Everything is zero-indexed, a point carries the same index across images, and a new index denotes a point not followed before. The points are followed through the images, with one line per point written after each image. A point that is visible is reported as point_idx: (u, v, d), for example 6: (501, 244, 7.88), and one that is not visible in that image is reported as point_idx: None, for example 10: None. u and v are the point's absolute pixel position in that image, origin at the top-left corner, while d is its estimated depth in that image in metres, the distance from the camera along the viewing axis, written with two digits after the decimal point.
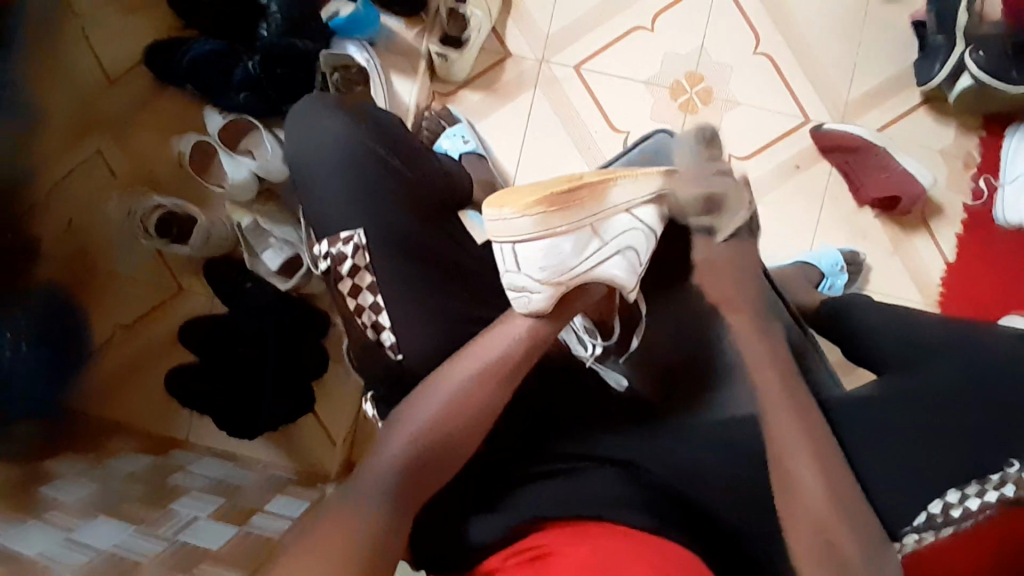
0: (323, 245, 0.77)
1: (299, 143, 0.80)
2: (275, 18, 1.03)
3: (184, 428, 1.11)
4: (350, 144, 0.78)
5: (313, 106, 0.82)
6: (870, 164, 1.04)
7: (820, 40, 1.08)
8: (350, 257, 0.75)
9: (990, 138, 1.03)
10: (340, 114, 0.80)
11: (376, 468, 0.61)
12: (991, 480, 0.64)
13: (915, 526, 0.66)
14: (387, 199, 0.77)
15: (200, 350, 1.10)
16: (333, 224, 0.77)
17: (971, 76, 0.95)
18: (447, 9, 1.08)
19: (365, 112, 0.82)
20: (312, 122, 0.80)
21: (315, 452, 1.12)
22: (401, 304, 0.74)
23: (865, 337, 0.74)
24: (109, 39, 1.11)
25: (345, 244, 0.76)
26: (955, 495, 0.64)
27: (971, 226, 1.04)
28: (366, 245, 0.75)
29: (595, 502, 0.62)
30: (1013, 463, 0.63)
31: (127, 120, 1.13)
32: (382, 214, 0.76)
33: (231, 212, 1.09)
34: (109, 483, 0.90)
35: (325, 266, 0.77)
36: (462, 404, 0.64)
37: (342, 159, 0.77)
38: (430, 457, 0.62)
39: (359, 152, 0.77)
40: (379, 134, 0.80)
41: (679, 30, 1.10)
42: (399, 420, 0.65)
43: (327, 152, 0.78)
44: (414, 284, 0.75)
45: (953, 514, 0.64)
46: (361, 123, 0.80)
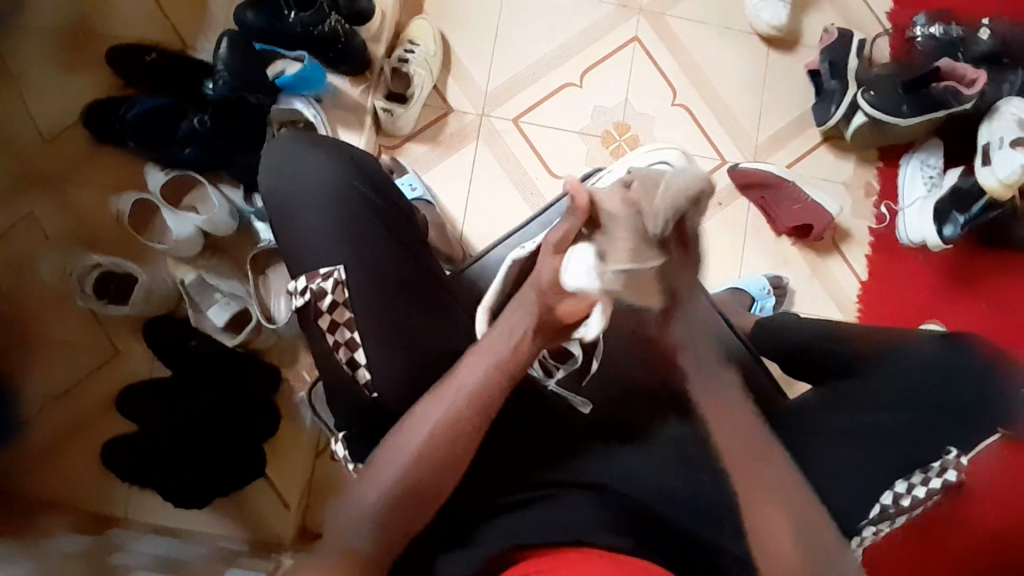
0: (300, 282, 0.76)
1: (277, 173, 0.79)
2: (222, 76, 1.02)
3: (121, 503, 1.03)
4: (337, 184, 0.78)
5: (291, 147, 0.81)
6: (782, 196, 1.15)
7: (730, 90, 1.20)
8: (331, 293, 0.74)
9: (884, 168, 1.18)
10: (323, 155, 0.79)
11: (354, 510, 0.62)
12: (933, 469, 0.72)
13: (872, 519, 0.71)
14: (375, 240, 0.77)
15: (138, 419, 1.04)
16: (313, 260, 0.76)
17: (864, 113, 1.10)
18: (391, 68, 1.14)
19: (346, 151, 0.82)
20: (295, 163, 0.79)
21: (267, 518, 1.07)
22: (381, 340, 0.75)
23: (805, 349, 0.81)
24: (46, 97, 1.08)
25: (324, 279, 0.75)
26: (904, 484, 0.71)
27: (877, 248, 1.17)
28: (347, 281, 0.75)
29: (581, 528, 0.65)
30: (951, 450, 0.71)
31: (58, 177, 1.08)
32: (367, 256, 0.76)
33: (173, 269, 1.06)
34: (46, 564, 0.82)
35: (302, 303, 0.75)
36: (455, 433, 0.65)
37: (320, 188, 0.78)
38: (414, 497, 0.63)
39: (344, 193, 0.78)
40: (361, 174, 0.80)
41: (605, 84, 1.20)
42: (376, 460, 0.65)
43: (305, 184, 0.78)
44: (390, 318, 0.75)
45: (903, 503, 0.71)
46: (344, 164, 0.80)
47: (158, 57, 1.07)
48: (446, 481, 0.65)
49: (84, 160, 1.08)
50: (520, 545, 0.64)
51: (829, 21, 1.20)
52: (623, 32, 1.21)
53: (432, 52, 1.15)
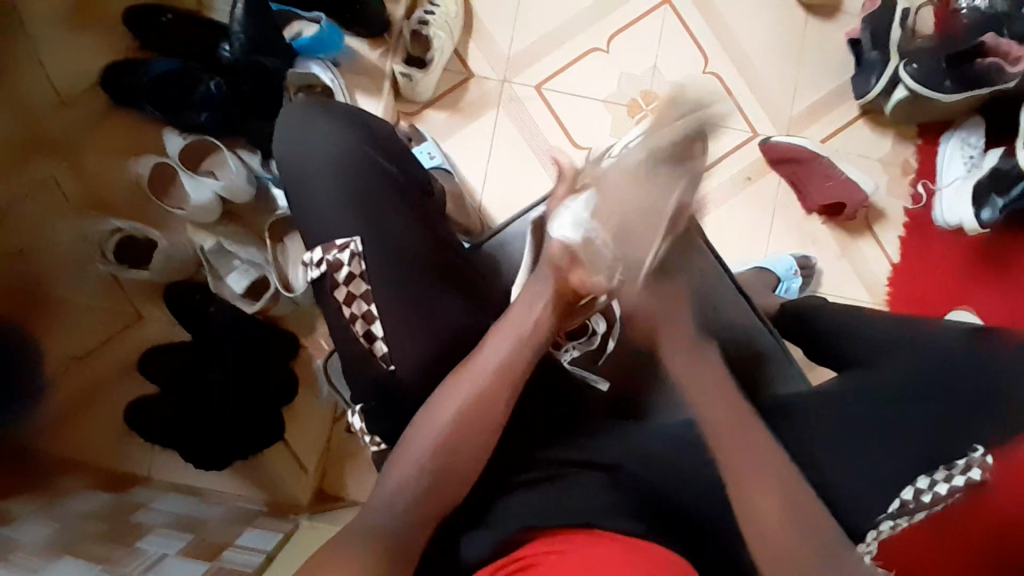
0: (315, 253, 0.72)
1: (290, 148, 0.76)
2: (238, 38, 0.99)
3: (144, 461, 1.06)
4: (352, 154, 0.75)
5: (306, 116, 0.77)
6: (816, 172, 1.11)
7: (764, 59, 1.15)
8: (346, 265, 0.71)
9: (924, 146, 1.12)
10: (338, 125, 0.76)
11: (387, 495, 0.63)
12: (956, 466, 0.68)
13: (889, 513, 0.68)
14: (394, 213, 0.73)
15: (160, 381, 1.06)
16: (328, 231, 0.73)
17: (905, 87, 1.03)
18: (411, 30, 1.10)
19: (362, 121, 0.79)
20: (309, 132, 0.76)
21: (284, 481, 1.09)
22: (401, 319, 0.71)
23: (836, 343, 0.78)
24: (61, 57, 1.07)
25: (341, 250, 0.71)
26: (925, 480, 0.68)
27: (911, 227, 1.12)
28: (364, 253, 0.72)
29: (593, 512, 0.62)
30: (977, 448, 0.68)
31: (77, 140, 1.09)
32: (386, 229, 0.73)
33: (191, 233, 1.07)
34: (70, 522, 0.84)
35: (316, 275, 0.72)
36: (467, 420, 0.65)
37: (333, 164, 0.74)
38: (444, 478, 0.64)
39: (362, 164, 0.74)
40: (378, 145, 0.77)
41: (633, 51, 1.15)
42: (406, 443, 0.66)
43: (318, 159, 0.74)
44: (409, 298, 0.72)
45: (923, 500, 0.67)
46: (360, 134, 0.77)
47: (175, 18, 1.05)
48: (461, 467, 0.65)
49: (102, 125, 1.10)
50: (530, 527, 0.62)
51: None
52: None
53: (453, 14, 1.11)
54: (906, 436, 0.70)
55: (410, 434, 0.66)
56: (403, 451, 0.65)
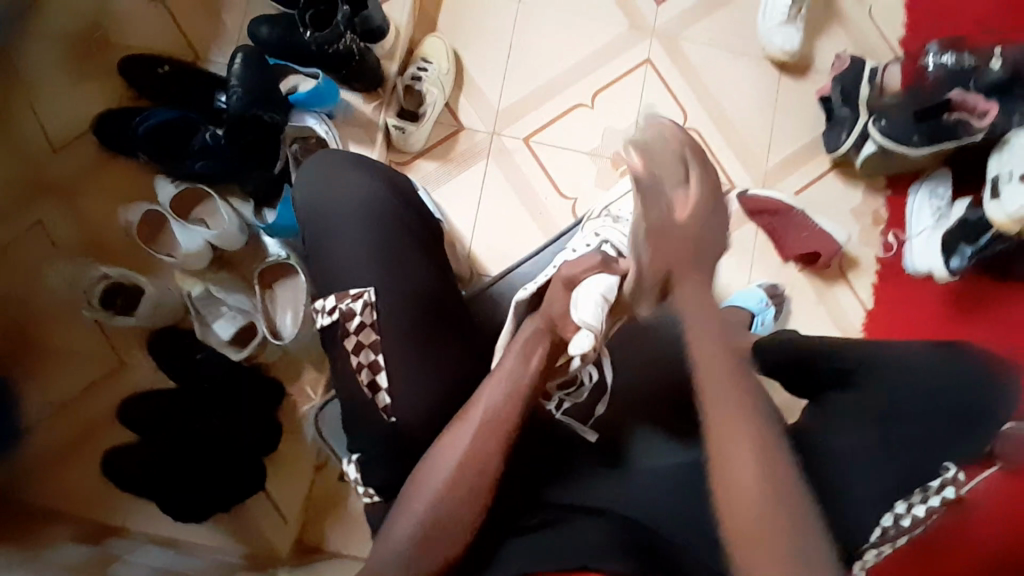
0: (328, 301, 0.73)
1: (317, 203, 0.77)
2: (235, 91, 1.00)
3: (122, 512, 1.03)
4: (372, 205, 0.76)
5: (330, 166, 0.79)
6: (792, 223, 1.16)
7: (741, 114, 1.20)
8: (359, 316, 0.72)
9: (894, 197, 1.18)
10: (361, 177, 0.78)
11: (387, 548, 0.65)
12: (931, 487, 0.71)
13: (873, 542, 0.68)
14: (408, 262, 0.75)
15: (143, 429, 1.04)
16: (340, 279, 0.74)
17: (874, 142, 1.10)
18: (404, 85, 1.14)
19: (382, 171, 0.81)
20: (331, 183, 0.78)
21: (266, 534, 1.08)
22: (408, 370, 0.72)
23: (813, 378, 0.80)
24: (57, 107, 1.09)
25: (354, 300, 0.72)
26: (904, 505, 0.70)
27: (884, 275, 1.17)
28: (376, 303, 0.72)
29: (585, 552, 0.63)
30: (948, 468, 0.71)
31: (69, 186, 1.08)
32: (399, 277, 0.74)
33: (179, 281, 1.07)
34: (47, 573, 0.81)
35: (327, 322, 0.73)
36: (466, 476, 0.67)
37: (356, 218, 0.75)
38: (440, 528, 0.65)
39: (380, 216, 0.76)
40: (395, 193, 0.79)
41: (617, 106, 1.20)
42: (405, 495, 0.67)
43: (342, 213, 0.76)
44: (415, 350, 0.72)
45: (903, 524, 0.69)
46: (381, 185, 0.78)
47: (170, 69, 1.07)
48: (465, 519, 0.66)
49: (94, 171, 1.08)
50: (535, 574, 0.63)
51: (840, 49, 1.20)
52: (637, 54, 1.21)
53: (445, 70, 1.15)
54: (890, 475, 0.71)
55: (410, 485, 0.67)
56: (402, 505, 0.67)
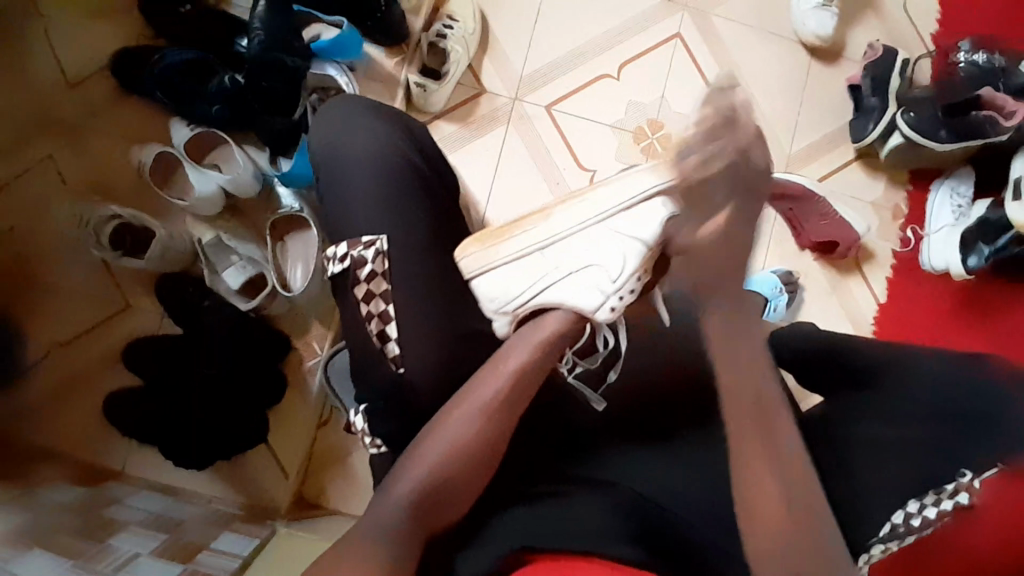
0: (340, 248, 0.71)
1: (335, 148, 0.74)
2: (257, 35, 0.97)
3: (120, 456, 1.03)
4: (387, 153, 0.74)
5: (348, 111, 0.77)
6: (813, 209, 1.13)
7: (769, 95, 1.18)
8: (370, 263, 0.70)
9: (915, 192, 1.16)
10: (377, 121, 0.75)
11: (382, 509, 0.61)
12: (945, 491, 0.70)
13: (882, 536, 0.70)
14: (420, 216, 0.73)
15: (145, 374, 1.03)
16: (352, 229, 0.72)
17: (901, 133, 1.08)
18: (429, 42, 1.11)
19: (400, 118, 0.78)
20: (348, 127, 0.75)
21: (264, 486, 1.08)
22: (418, 325, 0.71)
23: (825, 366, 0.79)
24: (71, 38, 1.06)
25: (366, 248, 0.71)
26: (915, 504, 0.70)
27: (899, 270, 1.16)
28: (388, 252, 0.71)
29: (587, 537, 0.61)
30: (964, 473, 0.70)
31: (82, 122, 1.06)
32: (411, 232, 0.72)
33: (191, 227, 1.06)
34: (41, 514, 0.82)
35: (339, 270, 0.71)
36: (469, 451, 0.65)
37: (375, 168, 0.73)
38: (442, 496, 0.63)
39: (396, 165, 0.73)
40: (413, 143, 0.76)
41: (641, 79, 1.18)
42: (405, 464, 0.65)
43: (360, 161, 0.73)
44: (425, 308, 0.71)
45: (913, 523, 0.70)
46: (398, 133, 0.76)
47: (192, 10, 1.05)
48: (465, 487, 0.65)
49: (108, 109, 1.07)
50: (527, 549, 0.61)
51: (874, 37, 1.18)
52: (665, 28, 1.18)
53: (471, 30, 1.13)
54: (894, 464, 0.71)
55: (412, 455, 0.65)
56: (401, 472, 0.64)
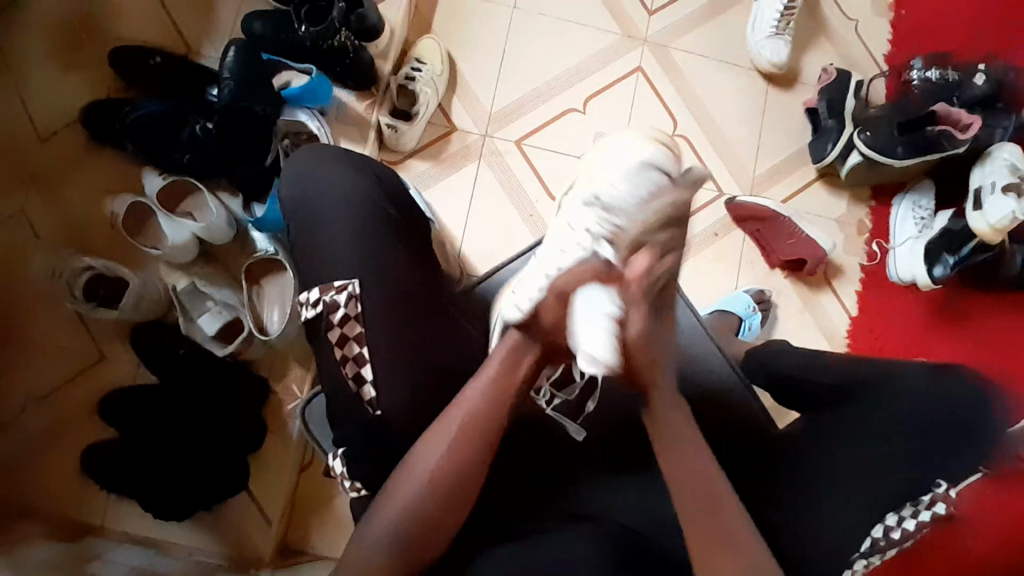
0: (312, 293, 0.72)
1: (307, 191, 0.76)
2: (227, 84, 1.01)
3: (98, 511, 1.00)
4: (361, 202, 0.75)
5: (319, 158, 0.78)
6: (780, 230, 1.17)
7: (730, 123, 1.22)
8: (343, 307, 0.71)
9: (877, 208, 1.20)
10: (349, 170, 0.77)
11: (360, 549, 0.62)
12: (923, 502, 0.69)
13: (862, 552, 0.68)
14: (394, 262, 0.75)
15: (122, 425, 1.01)
16: (324, 271, 0.73)
17: (859, 153, 1.12)
18: (398, 84, 1.14)
19: (370, 165, 0.79)
20: (319, 176, 0.76)
21: (247, 534, 1.06)
22: (393, 362, 0.72)
23: (800, 379, 0.81)
24: (42, 93, 1.07)
25: (338, 292, 0.72)
26: (894, 516, 0.69)
27: (868, 284, 1.19)
28: (360, 295, 0.72)
29: None
30: (940, 483, 0.69)
31: (52, 175, 1.06)
32: (385, 276, 0.73)
33: (165, 275, 1.06)
34: (19, 571, 0.79)
35: (312, 315, 0.72)
36: (445, 485, 0.64)
37: (349, 216, 0.74)
38: (420, 531, 0.64)
39: (369, 214, 0.75)
40: (386, 192, 0.78)
41: (608, 111, 1.21)
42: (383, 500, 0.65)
43: (334, 203, 0.75)
44: (402, 346, 0.72)
45: (893, 536, 0.69)
46: (370, 180, 0.77)
47: (162, 60, 1.06)
48: (450, 515, 0.65)
49: (77, 160, 1.06)
50: None
51: (827, 62, 1.23)
52: (628, 61, 1.22)
53: (439, 71, 1.15)
54: None
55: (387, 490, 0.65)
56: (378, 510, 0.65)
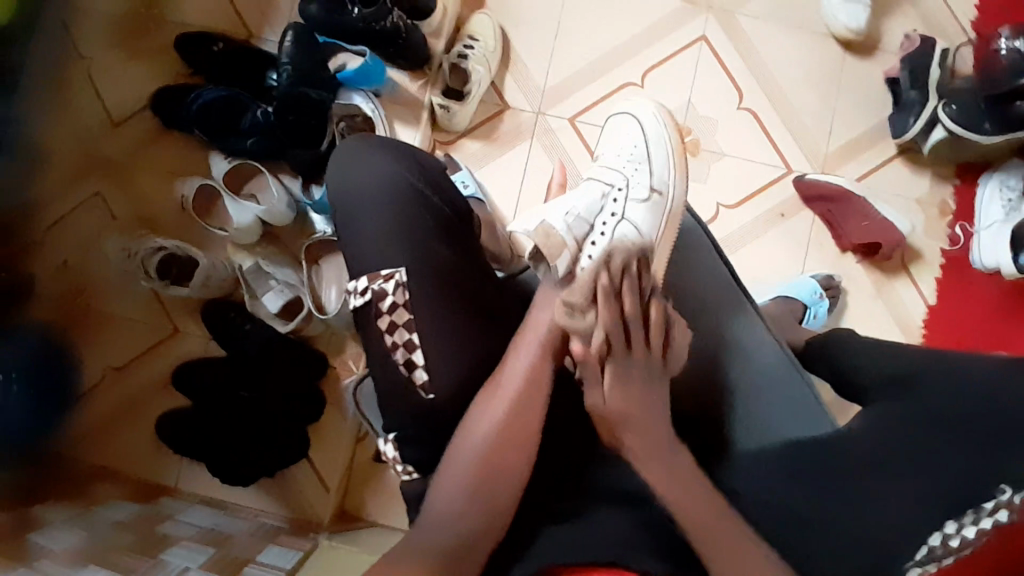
0: (360, 282, 0.72)
1: (346, 182, 0.77)
2: (285, 69, 1.05)
3: (173, 472, 1.09)
4: (397, 187, 0.76)
5: (353, 149, 0.79)
6: (853, 212, 1.09)
7: (801, 94, 1.14)
8: (391, 295, 0.71)
9: (962, 186, 1.10)
10: (384, 157, 0.77)
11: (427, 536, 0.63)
12: (984, 508, 0.62)
13: (917, 560, 0.63)
14: (435, 243, 0.75)
15: (194, 396, 1.09)
16: (367, 263, 0.73)
17: (944, 128, 1.03)
18: (450, 63, 1.13)
19: (404, 150, 0.80)
20: (355, 165, 0.77)
21: (308, 500, 1.11)
22: (438, 352, 0.71)
23: (858, 372, 0.75)
24: (116, 82, 1.14)
25: (386, 280, 0.72)
26: (952, 525, 0.63)
27: (949, 270, 1.10)
28: (408, 283, 0.72)
29: (610, 551, 0.65)
30: (1004, 489, 0.61)
31: (126, 160, 1.13)
32: (428, 259, 0.73)
33: (231, 254, 1.09)
34: (98, 531, 0.87)
35: (360, 303, 0.72)
36: (495, 466, 0.66)
37: (387, 202, 0.75)
38: (479, 521, 0.64)
39: (407, 198, 0.75)
40: (421, 175, 0.78)
41: (667, 85, 1.16)
42: (438, 488, 0.66)
43: (372, 191, 0.75)
44: (445, 338, 0.72)
45: (951, 544, 0.63)
46: (405, 165, 0.78)
47: (224, 46, 1.09)
48: (502, 493, 0.66)
49: (149, 146, 1.13)
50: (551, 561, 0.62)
51: (912, 27, 1.12)
52: (690, 31, 1.16)
53: (492, 48, 1.14)
54: None
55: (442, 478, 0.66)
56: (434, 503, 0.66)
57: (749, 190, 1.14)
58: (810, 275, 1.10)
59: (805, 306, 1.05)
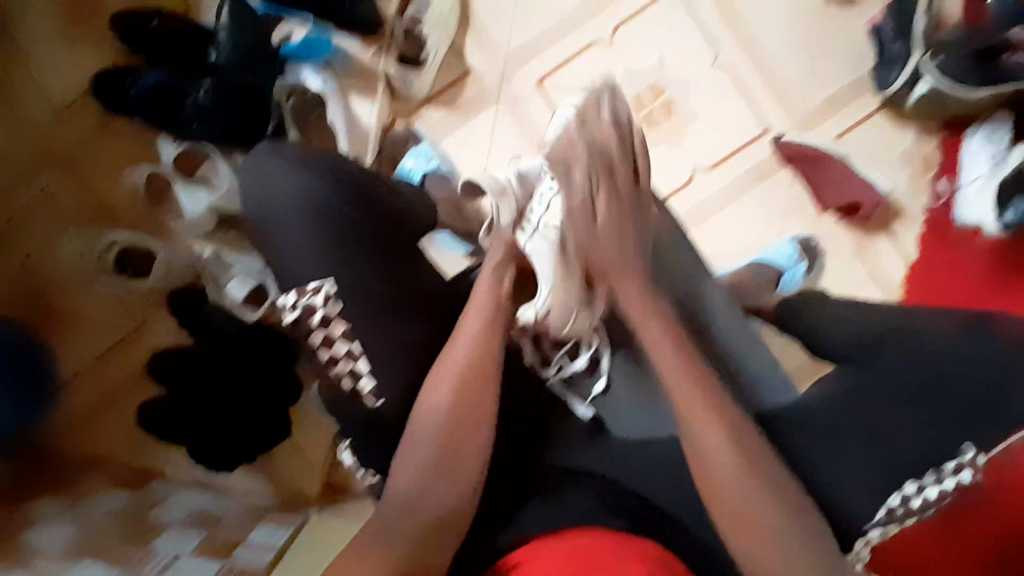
0: (290, 297, 0.72)
1: (256, 196, 0.74)
2: (224, 45, 0.99)
3: (157, 457, 1.09)
4: (314, 200, 0.72)
5: (264, 158, 0.75)
6: (832, 174, 1.05)
7: (781, 47, 1.08)
8: (320, 308, 0.70)
9: (948, 140, 1.05)
10: (296, 168, 0.73)
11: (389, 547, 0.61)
12: (946, 468, 0.63)
13: (875, 523, 0.64)
14: (361, 255, 0.72)
15: (169, 384, 1.09)
16: (294, 280, 0.72)
17: (928, 83, 0.97)
18: (403, 29, 1.08)
19: (319, 154, 0.76)
20: (267, 179, 0.74)
21: (294, 479, 1.14)
22: (390, 363, 0.72)
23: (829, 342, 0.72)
24: (54, 68, 1.09)
25: (314, 294, 0.71)
26: (913, 486, 0.63)
27: (932, 227, 1.07)
28: (337, 295, 0.71)
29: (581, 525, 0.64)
30: (968, 448, 0.63)
31: (76, 149, 1.10)
32: (355, 275, 0.72)
33: (190, 244, 1.08)
34: (90, 525, 0.87)
35: (293, 318, 0.72)
36: (447, 453, 0.65)
37: (305, 219, 0.72)
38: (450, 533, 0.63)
39: (325, 212, 0.72)
40: (339, 182, 0.74)
41: (640, 41, 1.09)
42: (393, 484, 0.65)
43: (286, 204, 0.73)
44: (394, 353, 0.72)
45: (912, 505, 0.63)
46: (321, 174, 0.74)
47: (161, 24, 1.03)
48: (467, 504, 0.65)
49: (98, 136, 1.11)
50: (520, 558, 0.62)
51: None
52: None
53: (446, 10, 1.08)
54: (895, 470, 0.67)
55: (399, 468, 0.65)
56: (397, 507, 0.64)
57: (724, 152, 1.09)
58: (789, 238, 1.07)
59: (781, 271, 1.01)
